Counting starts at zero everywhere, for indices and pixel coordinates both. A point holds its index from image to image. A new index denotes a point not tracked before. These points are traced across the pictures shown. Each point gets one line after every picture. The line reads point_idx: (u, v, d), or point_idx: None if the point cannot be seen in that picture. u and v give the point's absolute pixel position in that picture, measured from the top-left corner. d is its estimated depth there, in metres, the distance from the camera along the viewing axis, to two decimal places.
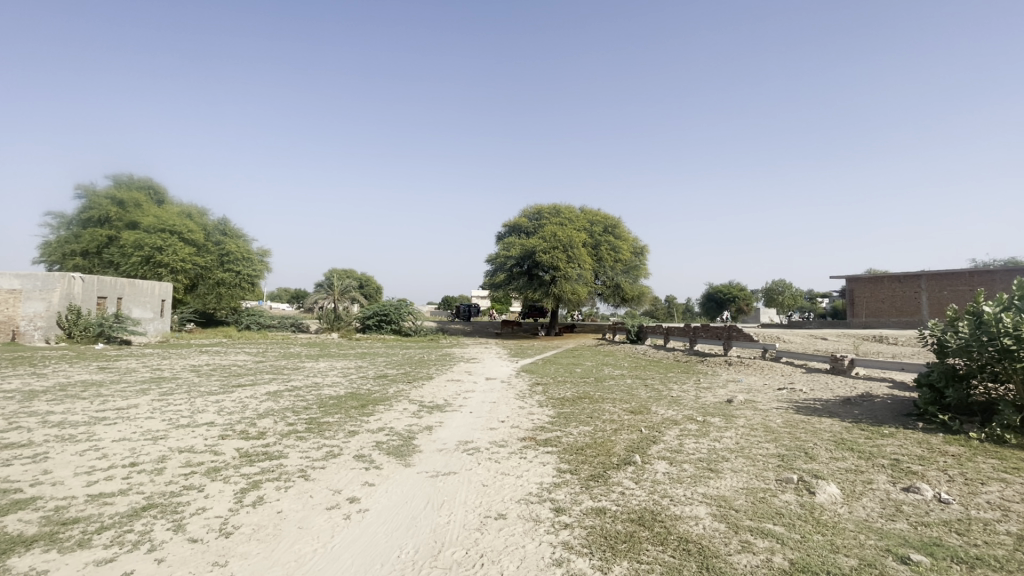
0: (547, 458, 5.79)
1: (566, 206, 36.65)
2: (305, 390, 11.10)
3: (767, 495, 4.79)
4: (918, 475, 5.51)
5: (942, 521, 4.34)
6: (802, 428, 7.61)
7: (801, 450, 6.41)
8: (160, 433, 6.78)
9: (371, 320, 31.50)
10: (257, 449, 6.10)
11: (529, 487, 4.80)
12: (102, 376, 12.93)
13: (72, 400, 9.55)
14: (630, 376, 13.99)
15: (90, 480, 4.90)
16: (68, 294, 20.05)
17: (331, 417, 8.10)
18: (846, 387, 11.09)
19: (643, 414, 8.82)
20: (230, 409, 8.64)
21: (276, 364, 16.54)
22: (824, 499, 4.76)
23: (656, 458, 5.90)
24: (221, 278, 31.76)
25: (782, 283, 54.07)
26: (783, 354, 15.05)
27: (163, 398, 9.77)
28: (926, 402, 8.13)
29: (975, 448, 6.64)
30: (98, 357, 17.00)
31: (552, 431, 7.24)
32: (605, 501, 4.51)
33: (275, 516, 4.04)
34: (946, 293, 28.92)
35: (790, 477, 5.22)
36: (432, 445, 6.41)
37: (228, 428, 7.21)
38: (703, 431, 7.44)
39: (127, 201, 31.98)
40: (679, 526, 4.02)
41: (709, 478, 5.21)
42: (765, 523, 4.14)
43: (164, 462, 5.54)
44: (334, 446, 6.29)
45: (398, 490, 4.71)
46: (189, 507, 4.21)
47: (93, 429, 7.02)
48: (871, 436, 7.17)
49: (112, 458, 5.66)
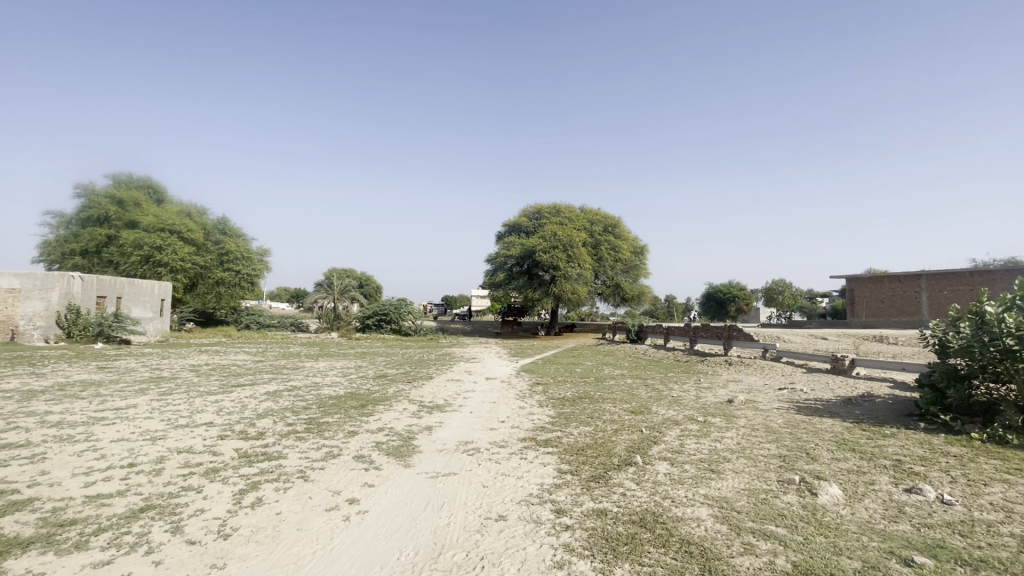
0: (548, 459, 5.77)
1: (566, 206, 36.61)
2: (305, 389, 11.09)
3: (769, 497, 4.77)
4: (920, 476, 5.49)
5: (945, 523, 4.31)
6: (804, 429, 7.59)
7: (802, 450, 6.39)
8: (159, 434, 6.76)
9: (371, 319, 31.43)
10: (256, 449, 6.08)
11: (530, 488, 4.77)
12: (102, 376, 12.91)
13: (72, 400, 9.52)
14: (630, 376, 13.96)
15: (88, 481, 4.88)
16: (68, 294, 20.03)
17: (330, 417, 8.08)
18: (847, 387, 11.06)
19: (644, 414, 8.80)
20: (230, 409, 8.62)
21: (276, 364, 16.51)
22: (826, 501, 4.74)
23: (658, 458, 5.88)
24: (220, 277, 31.71)
25: (782, 283, 53.96)
26: (784, 355, 15.02)
27: (162, 397, 9.75)
28: (928, 402, 8.09)
29: (977, 448, 6.62)
30: (97, 356, 16.98)
31: (552, 431, 7.21)
32: (606, 502, 4.48)
33: (274, 517, 4.01)
34: (945, 292, 28.89)
35: (792, 478, 5.19)
36: (432, 446, 6.39)
37: (227, 428, 7.19)
38: (704, 431, 7.42)
39: (127, 201, 31.96)
40: (681, 527, 3.99)
41: (711, 479, 5.18)
42: (767, 525, 4.12)
43: (163, 462, 5.52)
44: (334, 446, 6.27)
45: (398, 492, 4.68)
46: (187, 508, 4.19)
47: (92, 429, 6.99)
48: (873, 437, 7.15)
49: (111, 458, 5.64)
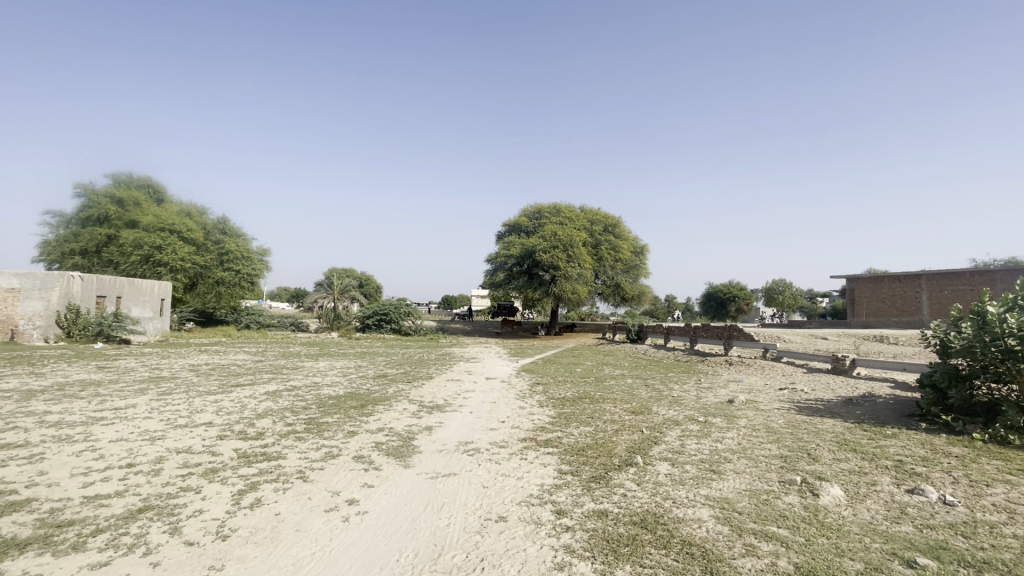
0: (548, 459, 5.75)
1: (566, 206, 36.57)
2: (304, 389, 11.06)
3: (770, 497, 4.75)
4: (923, 476, 5.46)
5: (948, 524, 4.29)
6: (804, 429, 7.57)
7: (803, 451, 6.37)
8: (159, 434, 6.74)
9: (371, 319, 31.40)
10: (256, 450, 6.06)
11: (530, 489, 4.75)
12: (101, 375, 12.88)
13: (71, 399, 9.50)
14: (631, 376, 13.94)
15: (86, 481, 4.86)
16: (68, 293, 20.01)
17: (330, 417, 8.06)
18: (847, 387, 11.05)
19: (644, 414, 8.78)
20: (229, 409, 8.60)
21: (276, 363, 16.48)
22: (828, 502, 4.71)
23: (658, 458, 5.86)
24: (220, 277, 31.66)
25: (782, 283, 53.93)
26: (784, 355, 15.00)
27: (162, 397, 9.73)
28: (929, 403, 8.07)
29: (979, 449, 6.60)
30: (97, 356, 16.95)
31: (552, 431, 7.19)
32: (606, 503, 4.46)
33: (272, 518, 3.99)
34: (946, 292, 28.85)
35: (793, 478, 5.16)
36: (431, 446, 6.37)
37: (226, 428, 7.16)
38: (705, 431, 7.40)
39: (127, 200, 31.93)
40: (682, 528, 3.97)
41: (711, 480, 5.17)
42: (769, 526, 4.10)
43: (162, 462, 5.50)
44: (334, 446, 6.25)
45: (398, 492, 4.66)
46: (185, 509, 4.17)
47: (90, 429, 6.97)
48: (874, 437, 7.13)
49: (109, 458, 5.62)
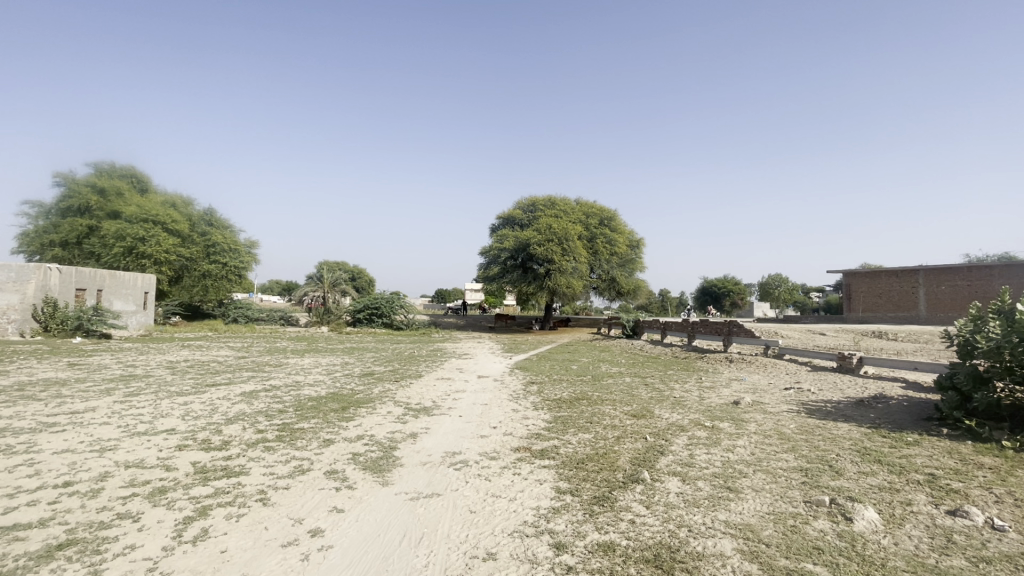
0: (544, 475, 5.11)
1: (561, 198, 36.17)
2: (283, 390, 10.32)
3: (799, 523, 4.15)
4: (962, 494, 4.88)
5: (1004, 556, 3.71)
6: (820, 436, 7.00)
7: (824, 463, 5.78)
8: (111, 444, 6.04)
9: (362, 313, 30.67)
10: (216, 463, 5.39)
11: (524, 515, 4.12)
12: (67, 374, 12.02)
13: (28, 402, 8.73)
14: (629, 374, 13.33)
15: (9, 506, 4.17)
16: (44, 287, 19.08)
17: (307, 422, 7.39)
18: (857, 387, 10.48)
19: (647, 418, 8.14)
20: (198, 413, 7.91)
21: (257, 360, 15.77)
22: (864, 528, 4.13)
23: (668, 474, 5.23)
24: (207, 269, 30.67)
25: (777, 278, 54.72)
26: (786, 352, 14.52)
27: (127, 399, 9.03)
28: (951, 407, 7.47)
29: (1011, 459, 6.03)
30: (71, 352, 16.08)
31: (548, 439, 6.56)
32: (613, 533, 3.84)
33: (217, 558, 3.35)
34: (943, 288, 28.50)
35: (821, 499, 4.57)
36: (415, 458, 5.72)
37: (188, 437, 6.44)
38: (713, 438, 6.82)
39: (108, 190, 30.63)
40: (704, 568, 3.37)
41: (729, 501, 4.56)
42: (804, 563, 3.50)
43: (104, 481, 4.80)
44: (305, 459, 5.58)
45: (372, 519, 4.03)
46: (114, 545, 3.50)
47: (36, 438, 6.25)
48: (897, 446, 6.55)
49: (45, 475, 4.93)
